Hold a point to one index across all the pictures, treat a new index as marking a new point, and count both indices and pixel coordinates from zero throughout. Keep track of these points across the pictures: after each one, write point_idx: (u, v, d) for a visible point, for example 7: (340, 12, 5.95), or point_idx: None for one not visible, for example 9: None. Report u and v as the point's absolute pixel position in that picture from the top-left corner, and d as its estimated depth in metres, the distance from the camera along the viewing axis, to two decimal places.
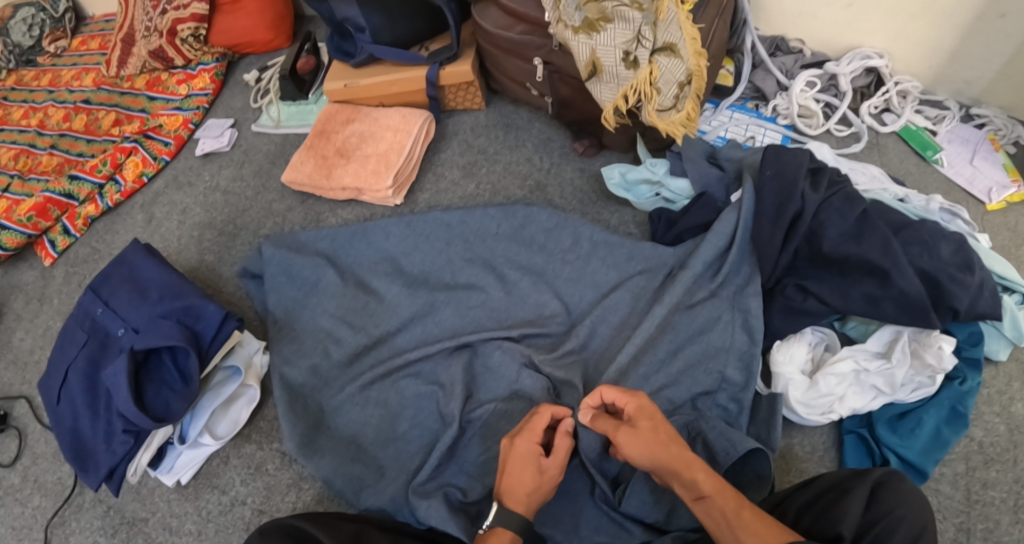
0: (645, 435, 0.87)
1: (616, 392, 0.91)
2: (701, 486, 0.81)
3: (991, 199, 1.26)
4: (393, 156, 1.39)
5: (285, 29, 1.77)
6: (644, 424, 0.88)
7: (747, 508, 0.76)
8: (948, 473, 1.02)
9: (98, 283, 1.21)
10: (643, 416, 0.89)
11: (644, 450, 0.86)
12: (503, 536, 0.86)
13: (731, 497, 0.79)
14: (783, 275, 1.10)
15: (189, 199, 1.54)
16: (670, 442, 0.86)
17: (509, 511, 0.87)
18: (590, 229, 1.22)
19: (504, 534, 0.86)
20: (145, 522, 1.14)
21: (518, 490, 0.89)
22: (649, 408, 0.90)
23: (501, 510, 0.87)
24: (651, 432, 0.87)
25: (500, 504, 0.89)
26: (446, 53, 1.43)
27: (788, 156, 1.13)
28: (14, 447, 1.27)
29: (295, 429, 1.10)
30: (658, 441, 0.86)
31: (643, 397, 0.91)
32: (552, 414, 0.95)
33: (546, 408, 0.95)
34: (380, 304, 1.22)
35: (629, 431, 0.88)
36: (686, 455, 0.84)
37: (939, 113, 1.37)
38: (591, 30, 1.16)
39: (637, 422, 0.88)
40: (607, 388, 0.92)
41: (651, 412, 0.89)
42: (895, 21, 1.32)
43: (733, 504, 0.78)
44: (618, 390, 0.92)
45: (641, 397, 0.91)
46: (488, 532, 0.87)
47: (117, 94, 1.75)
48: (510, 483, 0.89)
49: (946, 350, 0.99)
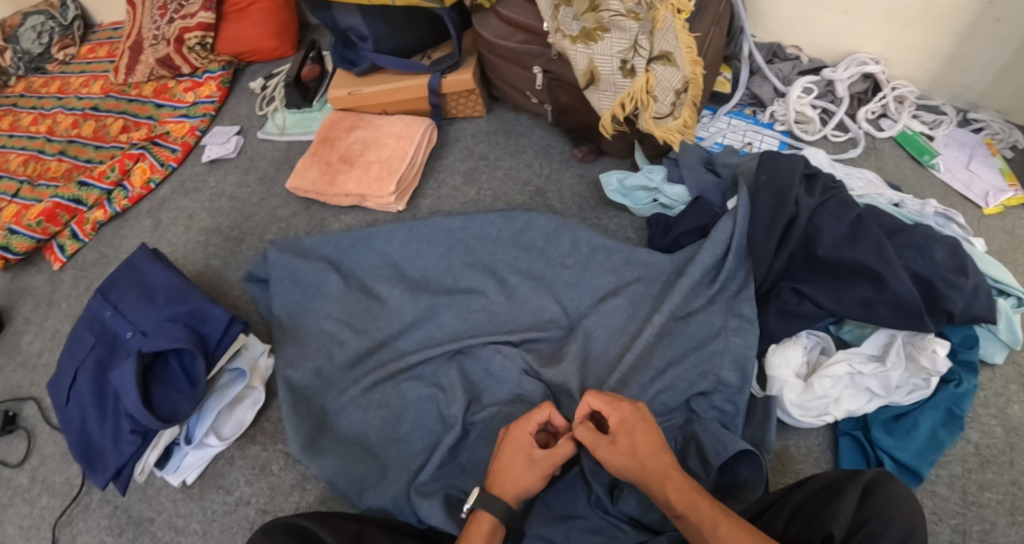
0: (622, 452, 0.89)
1: (600, 401, 0.92)
2: (676, 505, 0.83)
3: (987, 203, 1.28)
4: (395, 162, 1.41)
5: (290, 37, 1.79)
6: (622, 440, 0.89)
7: (724, 524, 0.77)
8: (944, 475, 1.04)
9: (107, 287, 1.24)
10: (623, 432, 0.90)
11: (621, 467, 0.89)
12: (482, 521, 0.88)
13: (707, 512, 0.80)
14: (778, 279, 1.12)
15: (196, 205, 1.57)
16: (649, 458, 0.87)
17: (494, 497, 0.89)
18: (589, 234, 1.24)
19: (484, 519, 0.88)
20: (151, 521, 1.17)
21: (504, 478, 0.91)
22: (630, 421, 0.90)
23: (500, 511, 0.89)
24: (629, 448, 0.89)
25: (484, 487, 0.91)
26: (448, 61, 1.44)
27: (784, 162, 1.15)
28: (23, 447, 1.29)
29: (299, 430, 1.13)
30: (636, 456, 0.88)
31: (626, 407, 0.91)
32: (550, 414, 0.95)
33: (547, 405, 0.96)
34: (383, 308, 1.24)
35: (608, 447, 0.90)
36: (669, 471, 0.86)
37: (936, 118, 1.38)
38: (588, 39, 1.19)
39: (616, 438, 0.90)
40: (592, 396, 0.93)
41: (631, 426, 0.90)
42: (891, 27, 1.34)
43: (710, 520, 0.79)
44: (602, 400, 0.92)
45: (623, 408, 0.91)
46: (472, 515, 0.89)
47: (125, 101, 1.78)
48: (499, 466, 0.92)
49: (940, 353, 1.01)
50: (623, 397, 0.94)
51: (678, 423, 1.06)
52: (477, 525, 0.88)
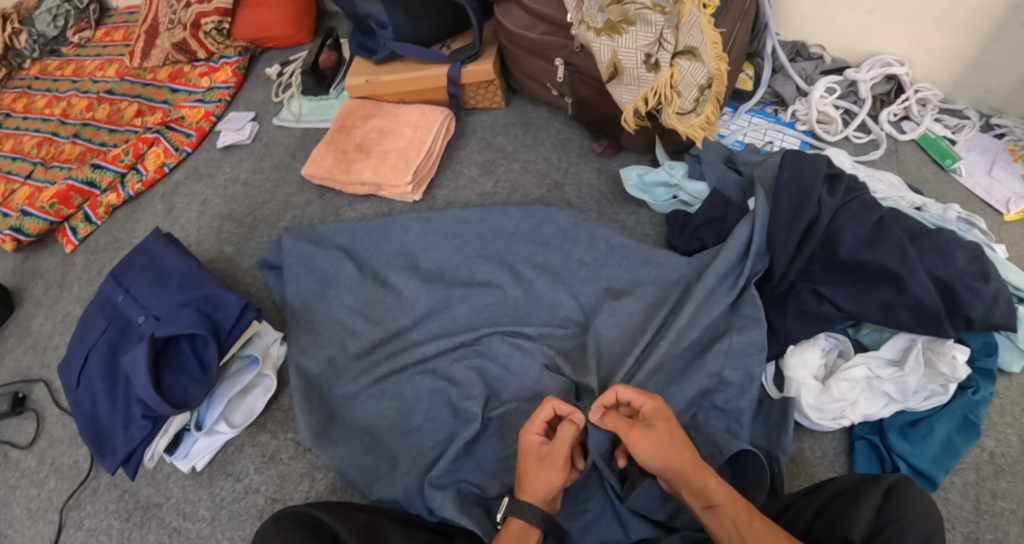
0: (660, 434, 0.87)
1: (632, 393, 0.92)
2: (711, 493, 0.82)
3: (1009, 210, 1.26)
4: (412, 152, 1.40)
5: (307, 23, 1.78)
6: (660, 424, 0.88)
7: (759, 520, 0.78)
8: (958, 483, 1.02)
9: (120, 271, 1.23)
10: (660, 418, 0.89)
11: (655, 450, 0.86)
12: (512, 529, 0.88)
13: (742, 507, 0.80)
14: (797, 279, 1.09)
15: (209, 190, 1.56)
16: (685, 447, 0.86)
17: (525, 504, 0.88)
18: (607, 231, 1.23)
19: (514, 524, 0.88)
20: (159, 507, 1.16)
21: (526, 481, 0.90)
22: (665, 412, 0.90)
23: (517, 503, 0.89)
24: (666, 434, 0.87)
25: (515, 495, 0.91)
26: (468, 51, 1.43)
27: (806, 161, 1.13)
28: (32, 429, 1.29)
29: (311, 420, 1.12)
30: (672, 444, 0.86)
31: (660, 400, 0.92)
32: (555, 407, 0.94)
33: (551, 401, 0.94)
34: (397, 299, 1.23)
35: (643, 430, 0.88)
36: (699, 462, 0.85)
37: (959, 122, 1.36)
38: (613, 32, 1.17)
39: (652, 422, 0.89)
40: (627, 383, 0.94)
41: (667, 416, 0.89)
42: (917, 28, 1.32)
43: (746, 512, 0.79)
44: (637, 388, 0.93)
45: (658, 401, 0.91)
46: (506, 525, 0.88)
47: (140, 85, 1.77)
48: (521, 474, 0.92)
49: (959, 360, 0.99)
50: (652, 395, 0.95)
51: (686, 421, 1.04)
52: (506, 532, 0.87)
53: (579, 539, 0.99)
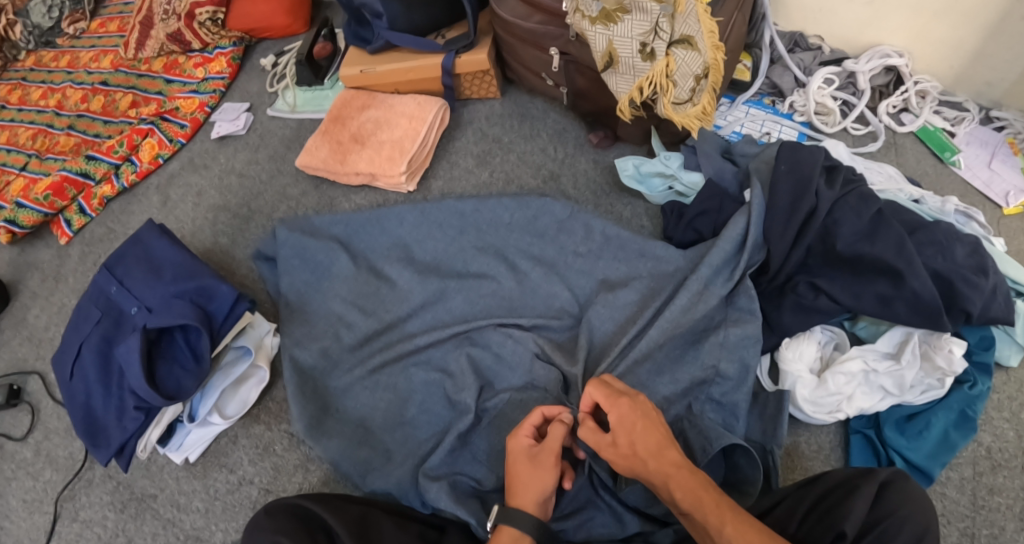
0: (624, 452, 0.87)
1: (597, 394, 0.90)
2: (681, 504, 0.82)
3: (1008, 204, 1.25)
4: (407, 142, 1.39)
5: (302, 14, 1.77)
6: (623, 440, 0.87)
7: (730, 525, 0.76)
8: (955, 478, 1.02)
9: (114, 262, 1.22)
10: (623, 430, 0.87)
11: (626, 465, 0.87)
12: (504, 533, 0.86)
13: (710, 508, 0.78)
14: (795, 272, 1.08)
15: (204, 181, 1.55)
16: (652, 457, 0.85)
17: (517, 512, 0.87)
18: (602, 222, 1.22)
19: (506, 531, 0.86)
20: (154, 498, 1.16)
21: (517, 488, 0.89)
22: (629, 420, 0.87)
23: (505, 509, 0.88)
24: (631, 449, 0.86)
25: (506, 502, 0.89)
26: (463, 41, 1.42)
27: (804, 153, 1.11)
28: (27, 421, 1.29)
29: (304, 411, 1.11)
30: (639, 457, 0.86)
31: (624, 405, 0.88)
32: (543, 412, 0.95)
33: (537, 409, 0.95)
34: (392, 290, 1.23)
35: (611, 449, 0.88)
36: (667, 469, 0.83)
37: (958, 114, 1.35)
38: (608, 20, 1.16)
39: (616, 437, 0.88)
40: (593, 388, 0.91)
41: (631, 425, 0.87)
42: (917, 20, 1.31)
43: (717, 518, 0.77)
44: (602, 393, 0.90)
45: (621, 406, 0.88)
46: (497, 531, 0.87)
47: (134, 76, 1.74)
48: (515, 483, 0.89)
49: (956, 353, 0.98)
50: (625, 391, 0.91)
51: (680, 411, 1.04)
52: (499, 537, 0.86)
53: (573, 534, 0.98)
